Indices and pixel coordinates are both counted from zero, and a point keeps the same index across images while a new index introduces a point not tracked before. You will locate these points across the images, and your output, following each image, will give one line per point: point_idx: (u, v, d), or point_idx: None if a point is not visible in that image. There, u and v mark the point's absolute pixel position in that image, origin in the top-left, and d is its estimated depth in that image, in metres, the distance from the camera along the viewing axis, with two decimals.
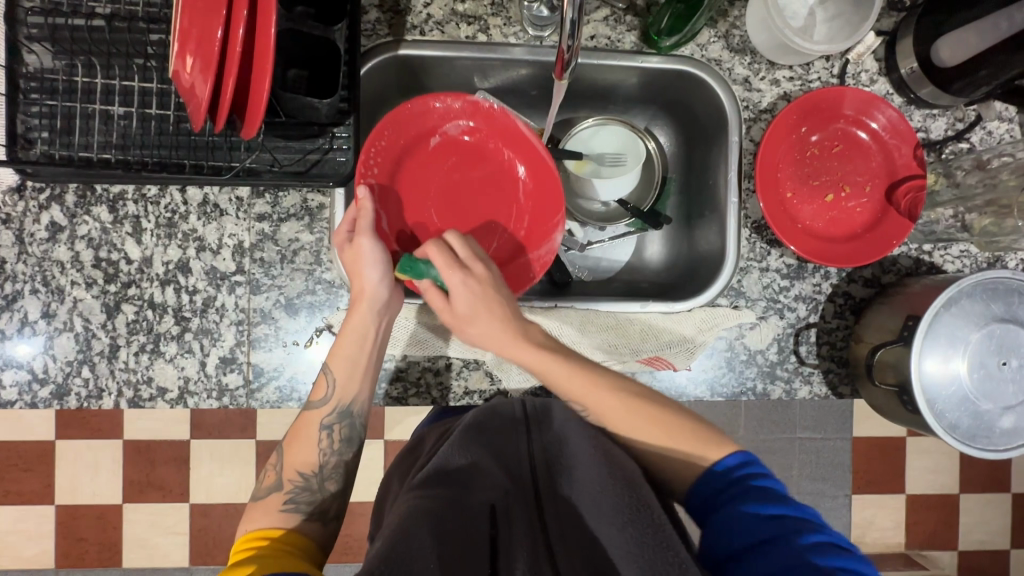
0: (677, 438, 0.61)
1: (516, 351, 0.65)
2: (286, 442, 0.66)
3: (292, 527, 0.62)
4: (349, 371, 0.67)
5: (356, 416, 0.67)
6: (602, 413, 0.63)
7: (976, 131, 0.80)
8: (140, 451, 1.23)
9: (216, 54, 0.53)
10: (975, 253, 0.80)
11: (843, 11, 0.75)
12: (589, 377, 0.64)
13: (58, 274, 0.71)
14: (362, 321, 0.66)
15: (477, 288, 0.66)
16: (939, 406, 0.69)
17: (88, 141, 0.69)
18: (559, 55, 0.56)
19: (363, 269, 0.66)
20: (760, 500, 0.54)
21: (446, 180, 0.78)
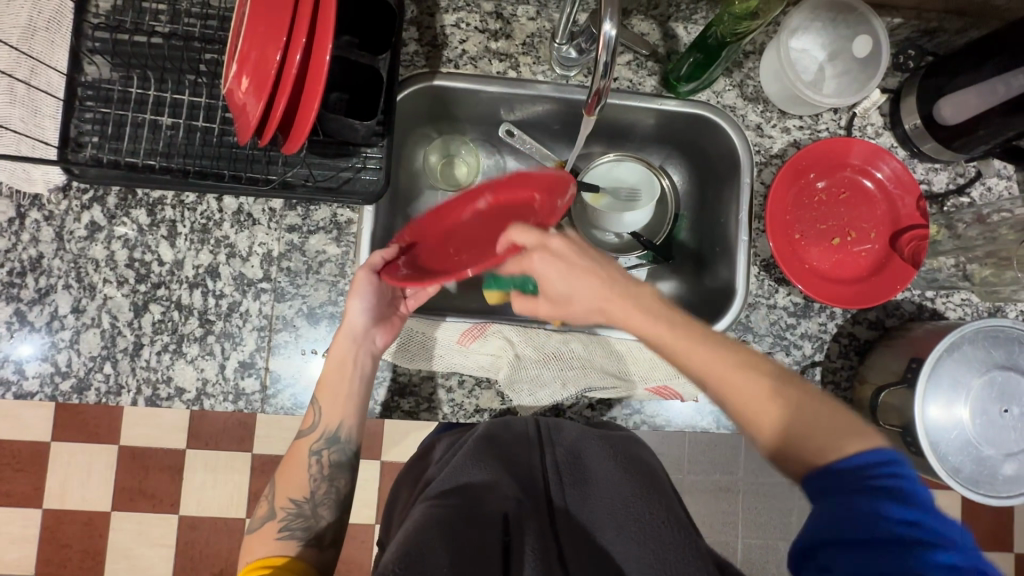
0: (820, 412, 0.51)
1: (587, 286, 0.61)
2: (280, 471, 0.67)
3: (292, 555, 0.62)
4: (335, 397, 0.69)
5: (345, 442, 0.69)
6: (714, 385, 0.55)
7: (977, 186, 0.84)
8: (134, 458, 1.22)
9: (270, 78, 0.58)
10: (976, 302, 0.83)
11: (851, 69, 0.80)
12: (688, 331, 0.57)
13: (91, 271, 0.73)
14: (343, 346, 0.69)
15: (560, 267, 0.62)
16: (942, 449, 0.70)
17: (135, 148, 0.73)
18: (589, 95, 0.61)
19: (348, 298, 0.70)
20: (898, 500, 0.44)
21: (479, 236, 0.77)
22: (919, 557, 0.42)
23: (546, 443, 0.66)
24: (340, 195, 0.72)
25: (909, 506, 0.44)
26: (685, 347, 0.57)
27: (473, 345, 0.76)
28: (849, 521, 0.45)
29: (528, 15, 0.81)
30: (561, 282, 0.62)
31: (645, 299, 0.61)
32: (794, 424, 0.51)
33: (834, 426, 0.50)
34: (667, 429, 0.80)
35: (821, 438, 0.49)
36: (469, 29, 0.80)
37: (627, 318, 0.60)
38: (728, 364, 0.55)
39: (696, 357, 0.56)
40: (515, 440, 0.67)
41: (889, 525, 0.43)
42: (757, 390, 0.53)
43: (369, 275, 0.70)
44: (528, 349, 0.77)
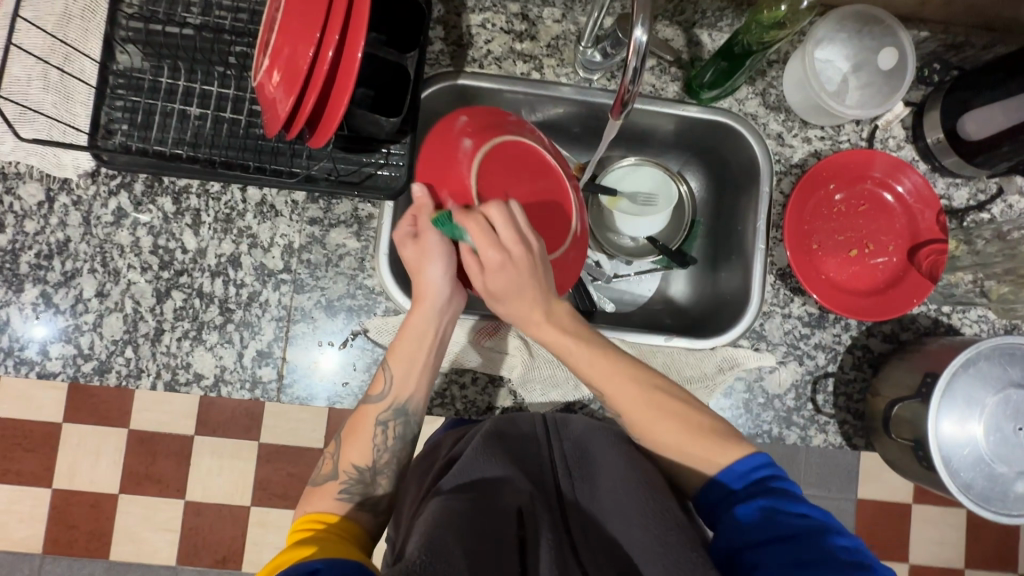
0: (693, 447, 0.61)
1: (545, 332, 0.65)
2: (343, 436, 0.67)
3: (346, 514, 0.62)
4: (406, 369, 0.67)
5: (411, 415, 0.67)
6: (632, 416, 0.64)
7: (997, 203, 0.84)
8: (143, 442, 1.24)
9: (302, 73, 0.58)
10: (993, 319, 0.82)
11: (876, 81, 0.80)
12: (607, 354, 0.65)
13: (116, 256, 0.75)
14: (424, 319, 0.67)
15: (509, 273, 0.60)
16: (954, 465, 0.69)
17: (164, 137, 0.74)
18: (615, 100, 0.61)
19: (428, 265, 0.65)
20: (784, 498, 0.55)
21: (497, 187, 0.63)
22: (814, 535, 0.51)
23: (554, 436, 0.65)
24: (363, 190, 0.73)
25: (797, 501, 0.55)
26: (603, 378, 0.65)
27: (488, 342, 0.77)
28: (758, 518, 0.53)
29: (554, 18, 0.81)
30: (503, 301, 0.63)
31: (562, 317, 0.65)
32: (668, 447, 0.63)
33: (708, 444, 0.61)
34: None
35: (697, 456, 0.61)
36: (495, 29, 0.81)
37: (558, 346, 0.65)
38: (614, 364, 0.65)
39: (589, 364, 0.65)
40: (524, 436, 0.66)
41: (785, 518, 0.52)
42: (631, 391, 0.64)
43: (407, 247, 0.66)
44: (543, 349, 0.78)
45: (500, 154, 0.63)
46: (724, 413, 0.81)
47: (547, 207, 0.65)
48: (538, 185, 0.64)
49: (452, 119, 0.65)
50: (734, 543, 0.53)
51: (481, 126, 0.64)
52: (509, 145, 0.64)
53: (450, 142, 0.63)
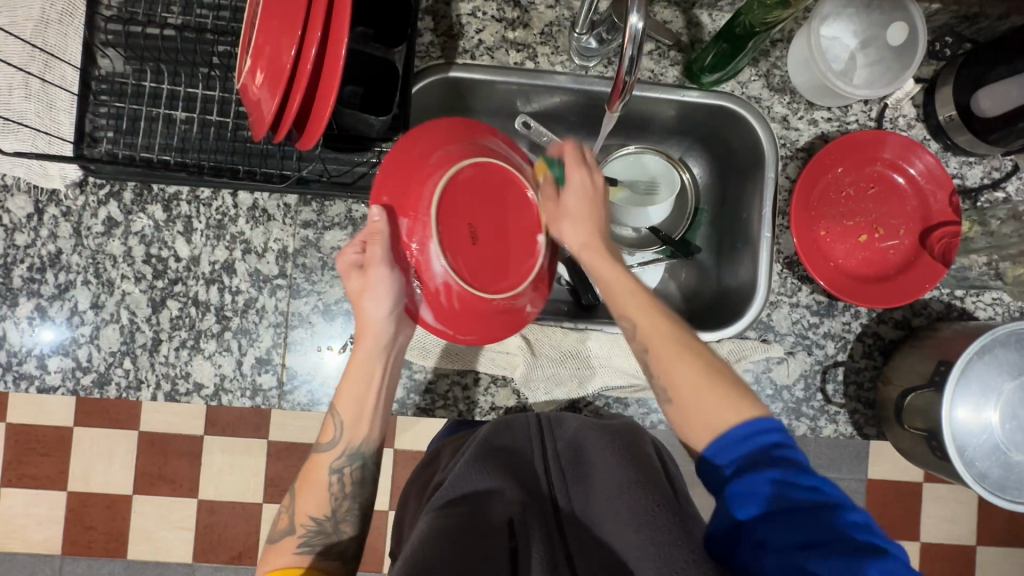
0: (719, 400, 0.56)
1: (596, 261, 0.65)
2: (298, 485, 0.66)
3: (309, 565, 0.62)
4: (357, 412, 0.66)
5: (367, 456, 0.66)
6: (656, 348, 0.60)
7: (1013, 181, 0.81)
8: (154, 444, 1.24)
9: (284, 71, 0.56)
10: (1008, 301, 0.80)
11: (885, 58, 0.77)
12: (646, 296, 0.63)
13: (110, 267, 0.74)
14: (370, 356, 0.65)
15: (574, 218, 0.65)
16: (969, 453, 0.68)
17: (150, 143, 0.72)
18: (613, 90, 0.58)
19: (367, 301, 0.61)
20: (789, 467, 0.51)
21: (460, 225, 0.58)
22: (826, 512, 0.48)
23: (548, 436, 0.67)
24: (356, 191, 0.71)
25: (808, 473, 0.51)
26: (636, 308, 0.62)
27: (488, 343, 0.75)
28: (762, 494, 0.50)
29: (547, 3, 0.78)
30: (570, 232, 0.65)
31: (615, 258, 0.66)
32: (683, 395, 0.57)
33: (734, 398, 0.56)
34: None
35: (711, 412, 0.56)
36: (486, 17, 0.78)
37: (595, 266, 0.65)
38: (665, 324, 0.61)
39: (628, 295, 0.63)
40: (519, 442, 0.66)
41: (791, 491, 0.50)
42: (661, 327, 0.61)
43: (353, 276, 0.62)
44: (545, 347, 0.76)
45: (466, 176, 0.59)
46: None
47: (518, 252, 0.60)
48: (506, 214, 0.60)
49: (421, 132, 0.61)
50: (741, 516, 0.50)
51: (445, 146, 0.60)
52: (475, 170, 0.59)
53: (413, 162, 0.59)
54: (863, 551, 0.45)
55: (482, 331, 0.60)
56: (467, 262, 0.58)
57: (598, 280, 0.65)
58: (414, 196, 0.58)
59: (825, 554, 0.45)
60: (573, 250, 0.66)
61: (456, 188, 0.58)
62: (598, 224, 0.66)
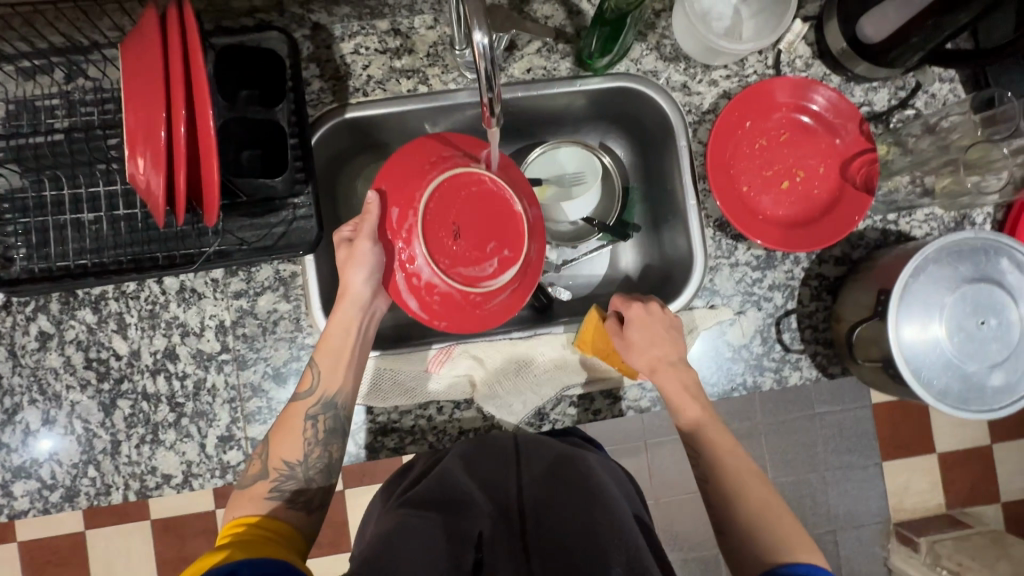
0: (779, 516, 0.62)
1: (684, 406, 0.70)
2: (274, 432, 0.67)
3: (269, 513, 0.62)
4: (334, 364, 0.69)
5: (340, 408, 0.69)
6: (726, 477, 0.66)
7: (919, 96, 0.82)
8: (167, 529, 1.24)
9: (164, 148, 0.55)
10: (941, 215, 0.81)
11: (766, 6, 0.77)
12: (731, 443, 0.69)
13: (53, 380, 0.73)
14: (347, 317, 0.70)
15: (645, 335, 0.73)
16: (925, 374, 0.68)
17: (64, 250, 0.72)
18: (481, 111, 0.54)
19: (352, 270, 0.69)
20: None
21: (442, 225, 0.66)
22: None
23: (523, 461, 0.72)
24: (277, 252, 0.71)
25: None
26: (716, 441, 0.69)
27: (443, 369, 0.76)
28: None
29: (427, 24, 0.78)
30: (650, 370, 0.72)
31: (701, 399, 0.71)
32: (753, 522, 0.62)
33: (790, 524, 0.61)
34: (654, 410, 0.78)
35: (778, 533, 0.61)
36: (369, 52, 0.77)
37: (663, 377, 0.71)
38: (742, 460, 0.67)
39: (717, 438, 0.69)
40: (496, 462, 0.71)
41: None
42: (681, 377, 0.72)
43: (341, 249, 0.70)
44: (499, 362, 0.77)
45: (456, 185, 0.67)
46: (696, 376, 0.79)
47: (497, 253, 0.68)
48: (496, 220, 0.68)
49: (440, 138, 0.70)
50: None
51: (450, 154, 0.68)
52: (471, 179, 0.67)
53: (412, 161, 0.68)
54: None
55: (457, 319, 0.68)
56: (449, 259, 0.67)
57: (664, 392, 0.72)
58: (410, 190, 0.67)
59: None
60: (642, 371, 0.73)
61: (445, 192, 0.66)
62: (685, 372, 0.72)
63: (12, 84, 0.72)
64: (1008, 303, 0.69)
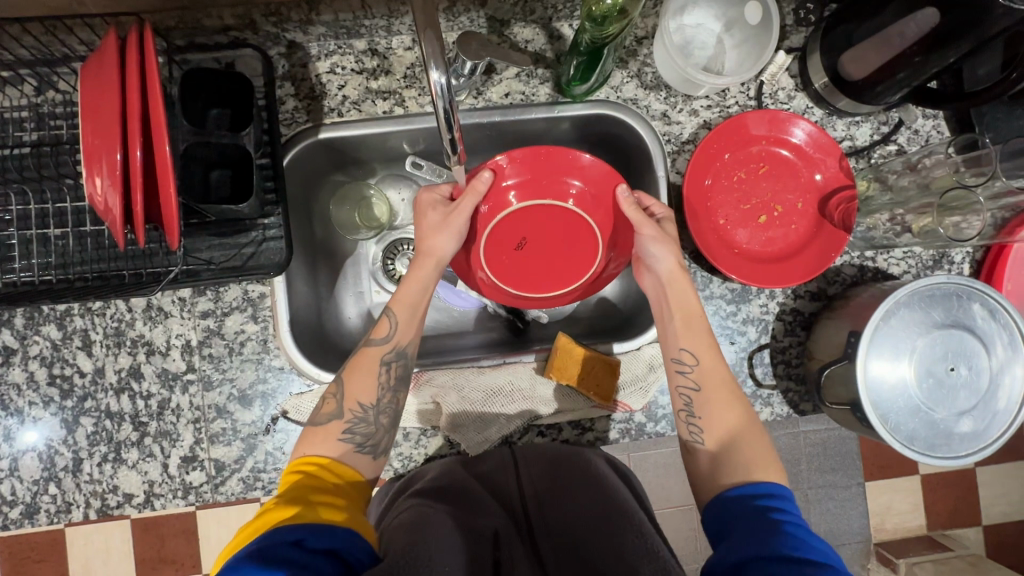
0: (755, 454, 0.63)
1: (690, 334, 0.70)
2: (346, 368, 0.66)
3: (344, 455, 0.62)
4: (410, 317, 0.69)
5: (410, 358, 0.68)
6: (711, 387, 0.67)
7: (902, 132, 0.81)
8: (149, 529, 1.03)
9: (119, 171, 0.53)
10: (919, 252, 0.80)
11: (749, 37, 0.76)
12: (731, 380, 0.68)
13: (15, 396, 0.73)
14: (428, 272, 0.71)
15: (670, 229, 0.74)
16: (892, 420, 0.67)
17: (30, 265, 0.71)
18: (443, 147, 0.54)
19: (437, 233, 0.71)
20: (800, 529, 0.53)
21: (521, 221, 0.80)
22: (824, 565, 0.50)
23: (521, 464, 0.74)
24: (245, 274, 0.70)
25: (815, 538, 0.53)
26: (709, 357, 0.68)
27: (408, 397, 0.75)
28: (767, 537, 0.52)
29: (405, 45, 0.77)
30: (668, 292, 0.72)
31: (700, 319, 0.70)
32: (727, 452, 0.63)
33: (769, 462, 0.62)
34: (622, 441, 0.78)
35: (751, 466, 0.61)
36: (346, 72, 0.76)
37: (680, 293, 0.72)
38: (735, 401, 0.67)
39: (716, 364, 0.68)
40: (495, 468, 0.73)
41: (802, 545, 0.51)
42: (723, 378, 0.68)
43: (429, 214, 0.73)
44: (466, 389, 0.76)
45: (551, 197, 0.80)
46: (668, 409, 0.78)
47: (551, 260, 0.81)
48: (568, 258, 0.81)
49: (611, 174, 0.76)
50: (747, 553, 0.52)
51: (597, 195, 0.79)
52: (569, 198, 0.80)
53: (567, 163, 0.77)
54: None
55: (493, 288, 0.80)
56: (506, 251, 0.81)
57: (674, 290, 0.72)
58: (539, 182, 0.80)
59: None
60: (661, 267, 0.73)
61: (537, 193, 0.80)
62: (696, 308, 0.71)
63: None
64: (979, 350, 0.68)
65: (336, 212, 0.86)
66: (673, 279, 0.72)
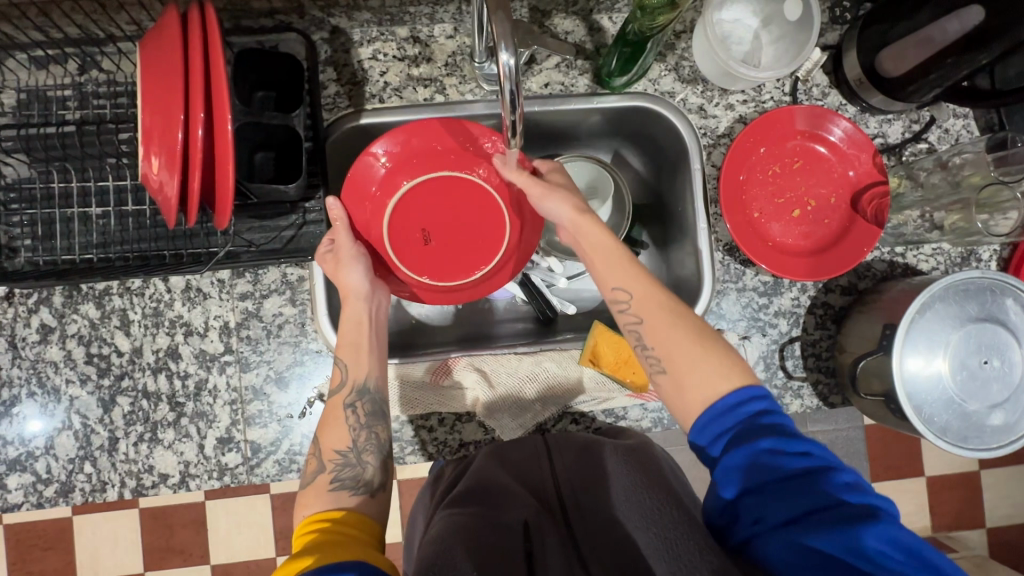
0: (705, 359, 0.60)
1: (617, 274, 0.66)
2: (319, 428, 0.67)
3: (351, 507, 0.60)
4: (356, 354, 0.69)
5: (375, 390, 0.68)
6: (649, 318, 0.63)
7: (933, 131, 0.82)
8: (160, 517, 1.03)
9: (179, 151, 0.53)
10: (948, 249, 0.81)
11: (787, 33, 0.77)
12: (668, 301, 0.64)
13: (52, 374, 0.73)
14: (353, 309, 0.70)
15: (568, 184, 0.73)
16: (926, 411, 0.68)
17: (70, 244, 0.71)
18: (504, 129, 0.55)
19: (343, 271, 0.70)
20: (781, 437, 0.54)
21: (414, 212, 0.79)
22: (814, 481, 0.51)
23: (554, 453, 0.72)
24: (286, 256, 0.72)
25: (796, 439, 0.54)
26: (641, 283, 0.65)
27: (446, 382, 0.76)
28: (753, 463, 0.53)
29: (446, 34, 0.77)
30: (586, 244, 0.70)
31: (621, 250, 0.68)
32: (687, 370, 0.60)
33: (726, 363, 0.59)
34: (654, 430, 0.79)
35: (707, 376, 0.59)
36: (388, 59, 0.77)
37: (591, 238, 0.69)
38: (676, 321, 0.63)
39: (648, 297, 0.64)
40: (526, 457, 0.72)
41: (787, 461, 0.52)
42: (661, 298, 0.64)
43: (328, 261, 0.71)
44: (502, 376, 0.77)
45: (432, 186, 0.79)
46: None
47: (468, 250, 0.79)
48: (478, 231, 0.80)
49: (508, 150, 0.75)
50: (739, 489, 0.53)
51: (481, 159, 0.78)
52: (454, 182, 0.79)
53: (428, 143, 0.76)
54: (854, 515, 0.48)
55: (436, 285, 0.79)
56: (422, 251, 0.79)
57: (589, 241, 0.69)
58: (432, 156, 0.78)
59: (812, 526, 0.49)
60: (568, 219, 0.71)
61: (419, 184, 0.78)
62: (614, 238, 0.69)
63: (24, 73, 0.71)
64: (1011, 344, 0.69)
65: None
66: (581, 223, 0.70)
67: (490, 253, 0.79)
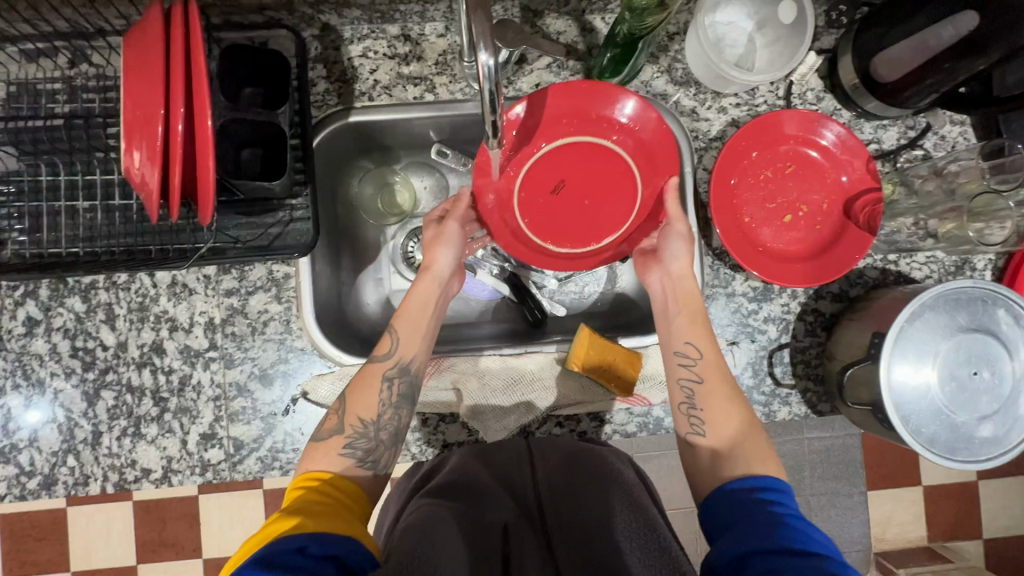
0: (752, 444, 0.62)
1: (687, 326, 0.69)
2: (349, 387, 0.66)
3: (343, 472, 0.61)
4: (412, 331, 0.69)
5: (414, 375, 0.68)
6: (710, 377, 0.66)
7: (929, 137, 0.81)
8: (150, 510, 1.03)
9: (160, 145, 0.53)
10: (942, 258, 0.80)
11: (781, 36, 0.76)
12: (732, 387, 0.66)
13: (37, 366, 0.73)
14: (428, 286, 0.73)
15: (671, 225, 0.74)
16: (914, 422, 0.67)
17: (57, 237, 0.71)
18: (484, 129, 0.55)
19: (439, 248, 0.74)
20: (798, 520, 0.53)
21: (544, 172, 0.79)
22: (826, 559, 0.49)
23: (537, 455, 0.72)
24: (271, 253, 0.70)
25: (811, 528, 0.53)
26: (709, 347, 0.68)
27: (430, 382, 0.77)
28: (768, 528, 0.52)
29: (437, 32, 0.77)
30: (670, 288, 0.73)
31: (699, 313, 0.70)
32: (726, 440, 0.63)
33: (767, 455, 0.61)
34: (640, 435, 0.78)
35: (748, 456, 0.61)
36: (378, 56, 0.76)
37: (679, 288, 0.72)
38: (737, 408, 0.65)
39: (716, 366, 0.67)
40: (509, 458, 0.71)
41: (801, 537, 0.51)
42: (726, 373, 0.67)
43: (432, 228, 0.77)
44: (487, 377, 0.77)
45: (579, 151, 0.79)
46: None
47: (584, 217, 0.79)
48: (602, 207, 0.79)
49: (668, 133, 0.75)
50: (751, 547, 0.50)
51: (640, 133, 0.76)
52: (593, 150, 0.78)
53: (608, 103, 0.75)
54: None
55: (522, 244, 0.79)
56: (541, 207, 0.80)
57: (675, 287, 0.72)
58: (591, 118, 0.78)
59: None
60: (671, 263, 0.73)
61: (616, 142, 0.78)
62: (696, 297, 0.71)
63: (14, 66, 0.71)
64: (1002, 355, 0.68)
65: (359, 190, 0.86)
66: (676, 269, 0.73)
67: (603, 233, 0.79)
